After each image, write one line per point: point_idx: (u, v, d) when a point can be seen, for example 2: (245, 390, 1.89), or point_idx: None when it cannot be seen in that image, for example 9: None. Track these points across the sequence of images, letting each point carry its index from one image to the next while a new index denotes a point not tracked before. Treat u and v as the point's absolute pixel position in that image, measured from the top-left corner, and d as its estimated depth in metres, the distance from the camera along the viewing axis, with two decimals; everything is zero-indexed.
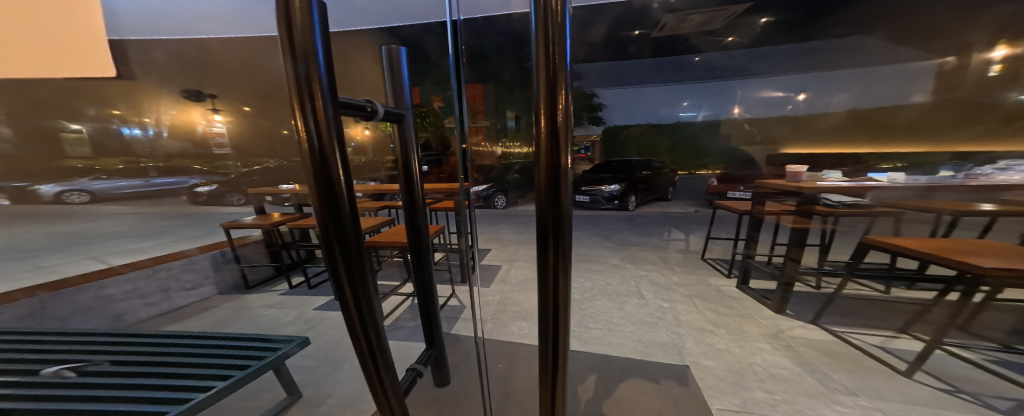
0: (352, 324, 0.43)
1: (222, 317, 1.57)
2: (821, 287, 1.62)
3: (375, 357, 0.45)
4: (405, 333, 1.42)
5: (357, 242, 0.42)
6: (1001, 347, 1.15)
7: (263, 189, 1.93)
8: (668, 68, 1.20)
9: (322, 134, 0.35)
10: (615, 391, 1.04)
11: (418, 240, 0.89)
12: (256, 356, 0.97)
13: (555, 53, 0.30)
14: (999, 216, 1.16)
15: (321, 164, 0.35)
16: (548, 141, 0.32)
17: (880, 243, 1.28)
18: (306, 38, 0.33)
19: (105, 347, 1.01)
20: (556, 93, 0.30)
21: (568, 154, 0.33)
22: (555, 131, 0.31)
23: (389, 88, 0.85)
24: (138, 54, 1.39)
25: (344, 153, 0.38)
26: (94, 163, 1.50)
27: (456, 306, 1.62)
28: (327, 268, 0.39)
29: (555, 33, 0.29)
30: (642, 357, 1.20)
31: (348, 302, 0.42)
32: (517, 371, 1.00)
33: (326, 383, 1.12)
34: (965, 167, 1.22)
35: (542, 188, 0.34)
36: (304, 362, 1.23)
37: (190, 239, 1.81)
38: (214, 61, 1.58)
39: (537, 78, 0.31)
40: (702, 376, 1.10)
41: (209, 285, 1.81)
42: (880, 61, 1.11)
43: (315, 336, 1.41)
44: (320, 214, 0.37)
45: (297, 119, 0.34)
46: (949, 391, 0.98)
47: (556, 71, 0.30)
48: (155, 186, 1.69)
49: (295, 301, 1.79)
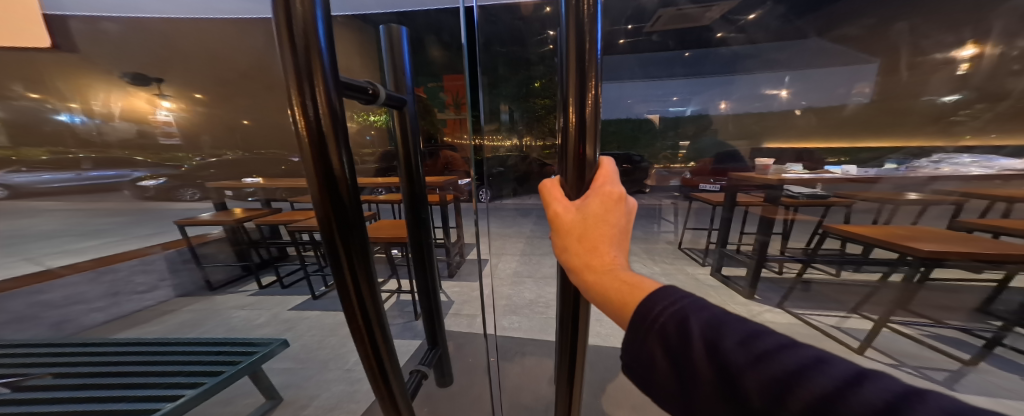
0: (353, 323, 0.41)
1: (186, 320, 1.45)
2: (783, 272, 1.76)
3: (380, 357, 0.44)
4: (395, 330, 1.38)
5: (363, 238, 0.40)
6: (933, 322, 1.33)
7: (226, 183, 1.62)
8: (649, 64, 1.04)
9: (326, 127, 0.33)
10: (608, 382, 1.07)
11: (419, 234, 0.86)
12: (229, 361, 0.89)
13: (587, 48, 0.33)
14: (928, 204, 1.36)
15: (322, 157, 0.33)
16: (576, 131, 0.35)
17: (837, 230, 1.40)
18: (306, 12, 0.29)
19: (40, 359, 0.89)
20: (586, 84, 0.34)
21: (592, 145, 0.36)
22: (584, 126, 0.35)
23: (388, 72, 0.80)
24: (82, 22, 1.17)
25: (348, 147, 0.37)
26: (13, 153, 1.26)
27: (444, 301, 1.60)
28: (331, 263, 0.38)
29: (585, 24, 0.32)
30: None
31: (352, 302, 0.40)
32: (512, 367, 1.01)
33: (309, 385, 1.07)
34: (908, 160, 1.32)
35: (571, 175, 0.37)
36: (283, 365, 1.16)
37: (140, 238, 1.57)
38: (182, 43, 1.33)
39: (569, 77, 0.35)
40: None
41: (167, 288, 1.60)
42: (840, 63, 1.16)
43: (294, 336, 1.33)
44: (322, 210, 0.35)
45: (295, 106, 0.31)
46: (894, 365, 1.15)
47: (587, 65, 0.33)
48: (90, 180, 1.41)
49: (269, 301, 1.68)
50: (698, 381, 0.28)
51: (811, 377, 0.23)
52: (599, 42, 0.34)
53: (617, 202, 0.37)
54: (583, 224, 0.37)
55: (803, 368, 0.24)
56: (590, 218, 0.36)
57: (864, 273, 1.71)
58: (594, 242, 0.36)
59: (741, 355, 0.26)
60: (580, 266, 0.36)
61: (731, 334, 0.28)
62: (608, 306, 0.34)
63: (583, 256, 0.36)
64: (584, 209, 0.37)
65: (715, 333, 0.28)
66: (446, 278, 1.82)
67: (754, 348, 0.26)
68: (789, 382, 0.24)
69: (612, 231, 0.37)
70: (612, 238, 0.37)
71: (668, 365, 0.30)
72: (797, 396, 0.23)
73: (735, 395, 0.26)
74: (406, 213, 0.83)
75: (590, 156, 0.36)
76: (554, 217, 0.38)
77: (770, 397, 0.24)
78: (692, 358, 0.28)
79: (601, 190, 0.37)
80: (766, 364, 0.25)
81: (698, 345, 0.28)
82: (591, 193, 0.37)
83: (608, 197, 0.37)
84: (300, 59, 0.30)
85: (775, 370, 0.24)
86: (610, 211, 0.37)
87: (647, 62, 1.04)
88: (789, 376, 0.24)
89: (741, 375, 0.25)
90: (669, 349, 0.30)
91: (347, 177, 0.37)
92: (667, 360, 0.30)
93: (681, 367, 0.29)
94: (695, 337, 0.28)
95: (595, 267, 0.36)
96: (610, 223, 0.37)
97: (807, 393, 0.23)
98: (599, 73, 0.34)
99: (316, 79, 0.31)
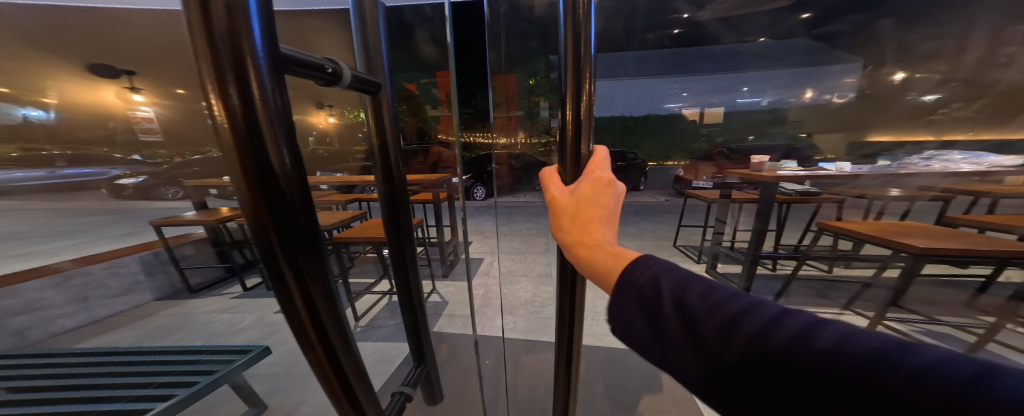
0: (303, 335, 0.36)
1: (163, 326, 1.38)
2: (778, 269, 1.81)
3: (342, 368, 0.40)
4: (387, 332, 1.36)
5: (314, 241, 0.35)
6: (922, 318, 1.35)
7: (209, 181, 1.53)
8: (648, 60, 1.15)
9: (258, 115, 0.26)
10: (602, 382, 1.06)
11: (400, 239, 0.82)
12: (205, 371, 0.85)
13: (582, 47, 0.38)
14: (913, 201, 1.39)
15: (250, 154, 0.27)
16: (574, 126, 0.40)
17: (831, 227, 1.42)
18: None
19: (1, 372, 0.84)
20: (582, 83, 0.39)
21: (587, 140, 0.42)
22: (580, 122, 0.40)
23: (358, 54, 0.71)
24: None
25: (291, 139, 0.30)
26: None
27: (437, 302, 1.59)
28: (269, 271, 0.31)
29: (580, 26, 0.37)
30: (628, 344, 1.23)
31: (299, 313, 0.34)
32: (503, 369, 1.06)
33: (297, 391, 1.04)
34: (898, 156, 1.32)
35: (570, 164, 0.42)
36: (268, 371, 1.12)
37: (113, 239, 1.44)
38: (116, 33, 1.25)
39: (569, 75, 0.40)
40: None
41: (145, 291, 1.47)
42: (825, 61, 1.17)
43: (280, 341, 1.28)
44: (253, 213, 0.28)
45: (212, 85, 0.24)
46: None
47: (584, 62, 0.38)
48: (64, 178, 1.36)
49: (254, 304, 1.62)
50: (668, 334, 0.30)
51: (751, 318, 0.26)
52: (593, 41, 0.39)
53: (606, 185, 0.40)
54: (576, 205, 0.39)
55: (746, 311, 0.27)
56: (581, 198, 0.39)
57: (852, 268, 1.75)
58: (584, 220, 0.38)
59: (699, 305, 0.29)
60: (572, 243, 0.38)
61: (694, 288, 0.30)
62: (599, 278, 0.36)
63: (575, 233, 0.38)
64: (578, 191, 0.40)
65: (680, 290, 0.31)
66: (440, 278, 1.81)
67: (708, 298, 0.29)
68: (734, 324, 0.26)
69: (602, 211, 0.39)
70: (603, 218, 0.39)
71: (645, 324, 0.32)
72: (740, 334, 0.26)
73: (696, 339, 0.28)
74: (382, 210, 0.78)
75: (585, 148, 0.42)
76: (552, 200, 0.42)
77: (722, 338, 0.27)
78: (661, 313, 0.31)
79: (592, 174, 0.40)
80: (715, 311, 0.28)
81: (667, 300, 0.31)
82: (584, 178, 0.40)
83: (600, 179, 0.40)
84: (221, 42, 0.24)
85: (724, 315, 0.27)
86: (600, 193, 0.39)
87: (647, 58, 1.14)
88: (735, 318, 0.27)
89: (700, 322, 0.28)
90: (646, 309, 0.32)
91: (290, 172, 0.30)
92: (644, 320, 0.32)
93: (653, 322, 0.32)
94: (666, 293, 0.31)
95: (585, 240, 0.38)
96: (601, 204, 0.39)
97: (748, 329, 0.26)
98: (593, 73, 0.40)
99: (247, 59, 0.25)
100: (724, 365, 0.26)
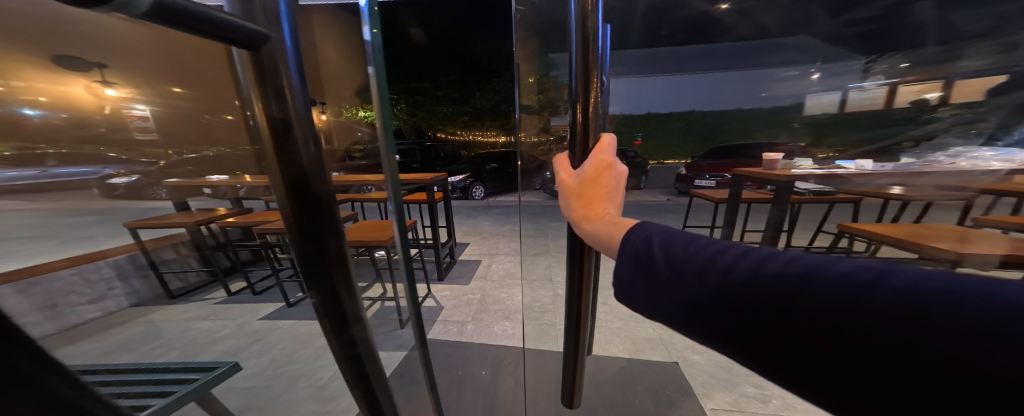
0: None
1: None
2: None
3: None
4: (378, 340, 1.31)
5: None
6: None
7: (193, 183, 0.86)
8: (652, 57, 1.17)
9: None
10: (607, 392, 1.01)
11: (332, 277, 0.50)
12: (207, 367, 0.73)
13: (589, 44, 0.41)
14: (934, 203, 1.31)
15: None
16: (583, 119, 0.45)
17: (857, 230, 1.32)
18: None
19: None
20: (589, 78, 0.43)
21: (595, 129, 0.46)
22: (586, 117, 0.44)
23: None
24: None
25: None
26: None
27: (432, 307, 1.57)
28: None
29: (588, 19, 0.41)
30: (633, 355, 1.18)
31: None
32: (501, 377, 1.07)
33: (275, 406, 0.99)
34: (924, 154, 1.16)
35: (578, 154, 0.46)
36: (245, 383, 1.05)
37: None
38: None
39: (577, 66, 0.43)
40: (693, 373, 1.08)
41: None
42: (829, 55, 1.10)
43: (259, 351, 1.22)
44: None
45: None
46: None
47: (590, 60, 0.42)
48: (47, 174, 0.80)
49: None
50: (659, 283, 0.33)
51: (724, 257, 0.30)
52: (600, 34, 0.42)
53: (608, 167, 0.43)
54: (582, 185, 0.43)
55: (721, 251, 0.31)
56: (588, 178, 0.43)
57: None
58: (589, 196, 0.43)
59: (684, 253, 0.33)
60: (579, 219, 0.43)
61: (680, 241, 0.35)
62: (601, 244, 0.41)
63: (581, 208, 0.43)
64: (582, 174, 0.44)
65: (668, 244, 0.35)
66: (436, 281, 1.86)
67: (693, 248, 0.33)
68: (710, 264, 0.30)
69: (604, 190, 0.43)
70: (606, 195, 0.43)
71: (640, 279, 0.35)
72: (715, 270, 0.29)
73: (681, 283, 0.32)
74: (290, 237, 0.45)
75: (592, 134, 0.45)
76: (561, 182, 0.46)
77: (702, 277, 0.30)
78: (653, 265, 0.34)
79: (596, 159, 0.43)
80: (696, 258, 0.32)
81: (658, 253, 0.35)
82: (590, 162, 0.43)
83: (604, 162, 0.43)
84: None
85: (702, 258, 0.31)
86: (603, 174, 0.43)
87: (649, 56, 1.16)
88: (712, 258, 0.31)
89: (685, 267, 0.32)
90: (642, 264, 0.35)
91: None
92: (638, 275, 0.35)
93: (648, 275, 0.35)
94: (657, 247, 0.35)
95: (588, 212, 0.42)
96: (604, 184, 0.43)
97: (722, 265, 0.29)
98: (596, 66, 0.43)
99: None
100: (705, 298, 0.29)
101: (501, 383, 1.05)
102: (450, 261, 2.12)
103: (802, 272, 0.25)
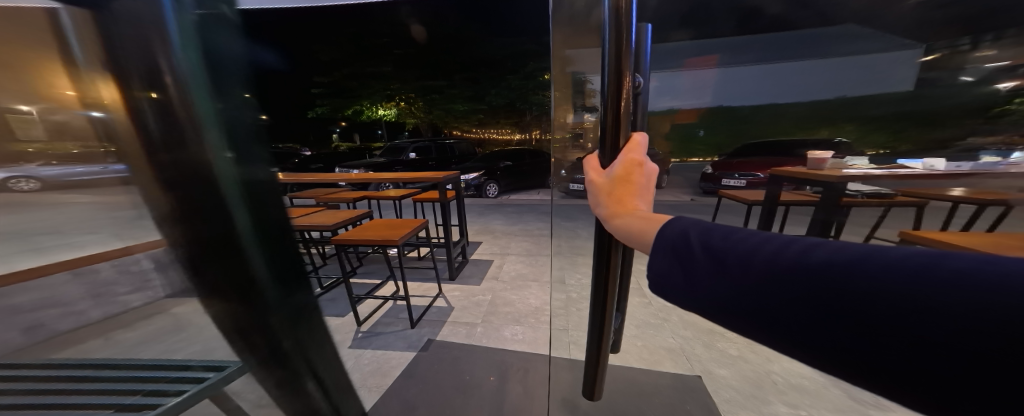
0: None
1: None
2: None
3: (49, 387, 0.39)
4: (385, 340, 1.34)
5: None
6: None
7: None
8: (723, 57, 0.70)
9: None
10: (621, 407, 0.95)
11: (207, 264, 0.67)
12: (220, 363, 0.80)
13: (621, 32, 0.38)
14: None
15: None
16: (614, 114, 0.40)
17: None
18: None
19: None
20: (621, 68, 0.38)
21: (626, 126, 0.41)
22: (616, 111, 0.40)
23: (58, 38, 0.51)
24: None
25: None
26: None
27: (441, 307, 1.59)
28: None
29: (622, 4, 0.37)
30: (649, 367, 1.11)
31: None
32: (508, 383, 1.07)
33: None
34: None
35: (605, 152, 0.42)
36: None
37: None
38: None
39: (608, 62, 0.39)
40: (717, 389, 1.01)
41: None
42: None
43: None
44: None
45: None
46: None
47: (622, 49, 0.38)
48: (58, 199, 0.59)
49: None
50: (699, 276, 0.29)
51: (770, 248, 0.26)
52: (634, 23, 0.39)
53: (638, 165, 0.40)
54: (613, 181, 0.40)
55: (767, 242, 0.27)
56: (620, 173, 0.40)
57: None
58: (620, 192, 0.39)
59: (726, 243, 0.29)
60: (608, 216, 0.39)
61: (719, 233, 0.30)
62: (634, 243, 0.37)
63: (613, 205, 0.39)
64: (612, 173, 0.40)
65: (707, 235, 0.30)
66: (448, 280, 1.88)
67: (732, 233, 0.29)
68: (754, 255, 0.26)
69: (636, 187, 0.40)
70: (637, 192, 0.40)
71: (676, 271, 0.30)
72: (762, 261, 0.25)
73: (724, 276, 0.27)
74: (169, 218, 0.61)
75: (624, 129, 0.41)
76: (590, 181, 0.43)
77: (747, 269, 0.26)
78: (691, 256, 0.30)
79: (626, 157, 0.40)
80: (741, 246, 0.27)
81: (695, 243, 0.30)
82: (620, 159, 0.40)
83: (636, 159, 0.40)
84: None
85: (747, 249, 0.27)
86: (633, 172, 0.40)
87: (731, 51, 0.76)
88: (757, 248, 0.26)
89: (726, 258, 0.28)
90: (678, 255, 0.31)
91: None
92: (674, 268, 0.31)
93: (685, 267, 0.30)
94: (693, 237, 0.31)
95: (621, 209, 0.38)
96: (633, 182, 0.40)
97: (768, 255, 0.25)
98: (629, 61, 0.39)
99: None
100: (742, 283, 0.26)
101: (508, 390, 1.04)
102: (461, 260, 2.13)
103: (856, 256, 0.21)
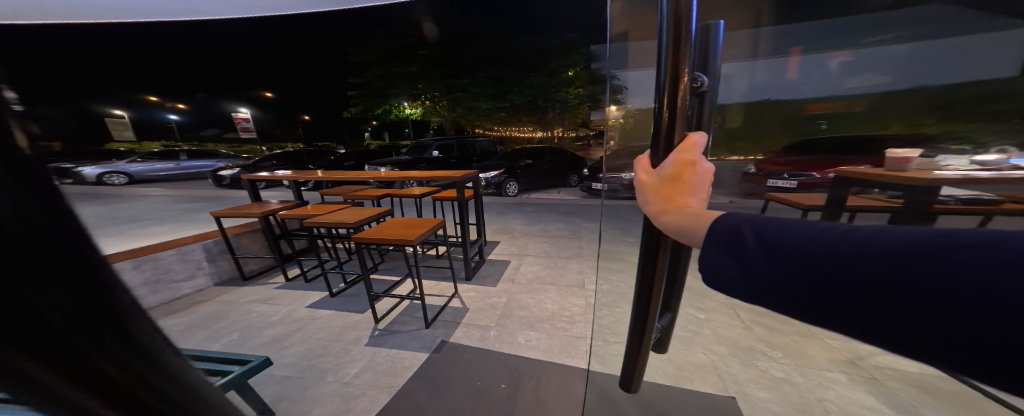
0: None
1: (210, 313, 1.64)
2: None
3: None
4: (400, 339, 1.38)
5: None
6: None
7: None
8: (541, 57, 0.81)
9: None
10: None
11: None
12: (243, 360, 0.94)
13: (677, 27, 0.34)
14: None
15: None
16: (669, 115, 0.36)
17: None
18: None
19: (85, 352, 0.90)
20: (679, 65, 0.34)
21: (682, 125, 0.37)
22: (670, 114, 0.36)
23: None
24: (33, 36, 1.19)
25: None
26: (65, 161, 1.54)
27: (457, 308, 1.60)
28: None
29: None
30: (675, 382, 0.99)
31: None
32: (519, 393, 1.05)
33: (303, 398, 1.07)
34: None
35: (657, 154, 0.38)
36: (283, 372, 1.19)
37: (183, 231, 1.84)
38: None
39: (666, 58, 0.35)
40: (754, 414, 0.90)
41: (204, 277, 1.94)
42: None
43: (299, 340, 1.39)
44: None
45: None
46: None
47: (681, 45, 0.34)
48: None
49: (289, 296, 1.82)
50: (754, 267, 0.27)
51: (831, 235, 0.24)
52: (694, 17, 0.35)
53: (693, 164, 0.35)
54: (664, 180, 0.36)
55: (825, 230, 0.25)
56: (672, 171, 0.36)
57: None
58: (671, 190, 0.36)
59: (784, 233, 0.27)
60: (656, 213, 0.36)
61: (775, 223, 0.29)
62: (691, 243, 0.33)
63: (661, 204, 0.36)
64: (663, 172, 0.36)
65: (763, 227, 0.28)
66: (464, 281, 1.90)
67: (788, 223, 0.28)
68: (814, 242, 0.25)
69: (691, 185, 0.35)
70: (693, 190, 0.36)
71: (729, 264, 0.29)
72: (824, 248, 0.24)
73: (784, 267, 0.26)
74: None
75: (680, 130, 0.36)
76: (640, 181, 0.39)
77: (805, 257, 0.24)
78: (747, 249, 0.28)
79: (678, 156, 0.35)
80: (801, 237, 0.26)
81: (749, 234, 0.29)
82: (672, 160, 0.35)
83: (692, 158, 0.35)
84: None
85: (807, 238, 0.26)
86: (687, 171, 0.35)
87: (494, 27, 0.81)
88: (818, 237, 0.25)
89: (783, 247, 0.26)
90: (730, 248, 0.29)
91: None
92: (729, 262, 0.29)
93: (736, 259, 0.29)
94: (746, 229, 0.29)
95: (672, 208, 0.35)
96: (687, 182, 0.35)
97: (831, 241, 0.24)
98: (690, 59, 0.35)
99: None
100: (800, 271, 0.25)
101: (517, 399, 1.03)
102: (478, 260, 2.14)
103: (913, 239, 0.20)
